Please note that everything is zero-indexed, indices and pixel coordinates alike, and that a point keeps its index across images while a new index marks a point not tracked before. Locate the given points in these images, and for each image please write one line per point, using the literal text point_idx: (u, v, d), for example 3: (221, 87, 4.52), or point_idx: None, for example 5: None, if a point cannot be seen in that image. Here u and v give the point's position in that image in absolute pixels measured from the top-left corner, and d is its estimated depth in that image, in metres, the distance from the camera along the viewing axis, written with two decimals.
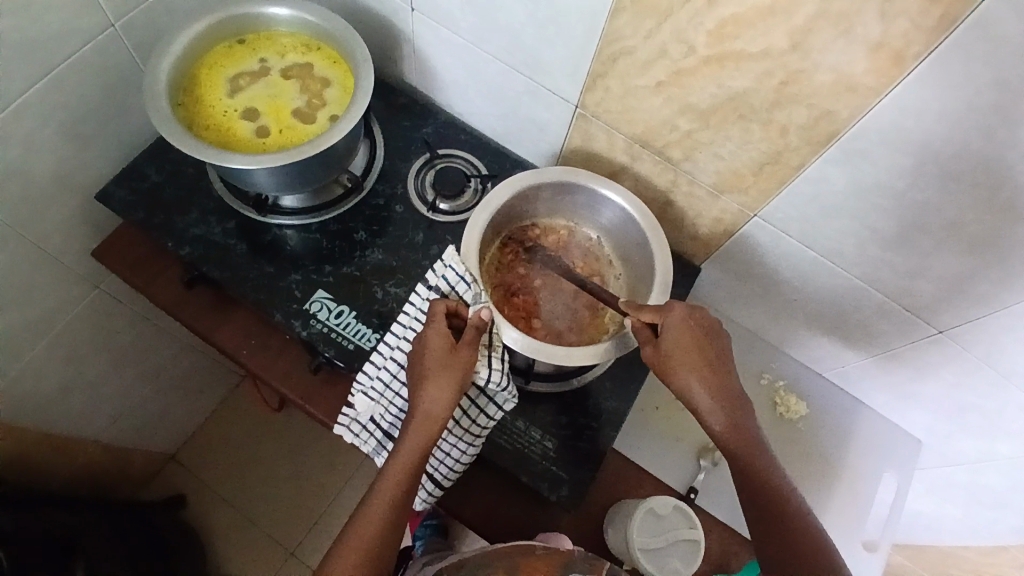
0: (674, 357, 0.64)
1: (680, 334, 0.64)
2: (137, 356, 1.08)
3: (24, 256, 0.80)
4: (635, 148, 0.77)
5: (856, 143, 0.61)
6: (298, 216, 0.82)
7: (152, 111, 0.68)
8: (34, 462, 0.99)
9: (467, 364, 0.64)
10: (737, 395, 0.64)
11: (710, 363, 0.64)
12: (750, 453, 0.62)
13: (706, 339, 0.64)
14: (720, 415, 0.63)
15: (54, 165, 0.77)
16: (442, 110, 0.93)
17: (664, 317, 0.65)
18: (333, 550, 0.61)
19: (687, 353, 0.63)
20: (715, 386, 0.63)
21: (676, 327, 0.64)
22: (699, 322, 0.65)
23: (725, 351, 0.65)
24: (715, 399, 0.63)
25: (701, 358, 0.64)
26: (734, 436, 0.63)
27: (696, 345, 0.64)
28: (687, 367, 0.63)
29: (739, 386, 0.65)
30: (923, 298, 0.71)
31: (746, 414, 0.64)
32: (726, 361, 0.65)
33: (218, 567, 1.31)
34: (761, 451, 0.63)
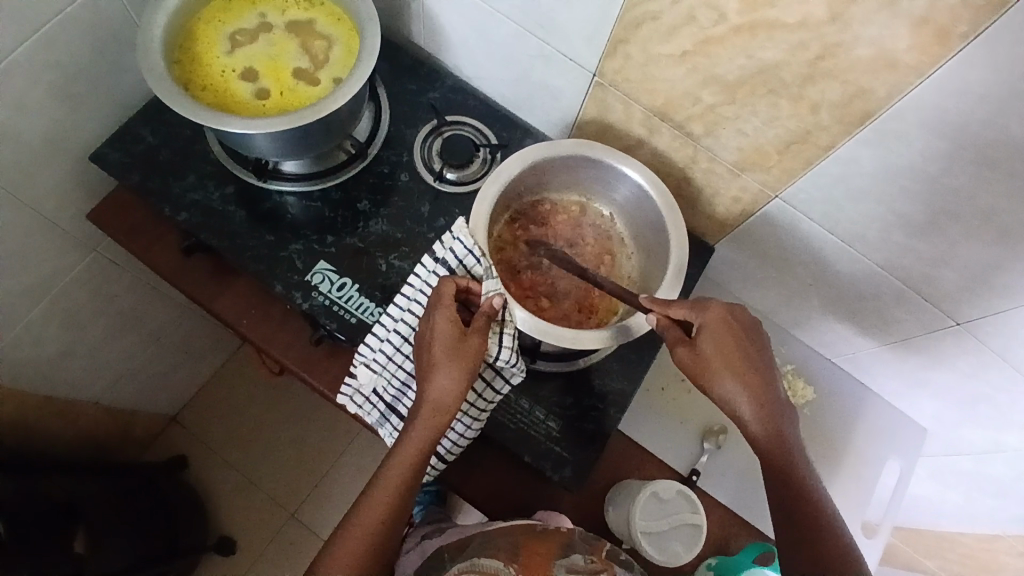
0: (712, 359, 0.61)
1: (718, 336, 0.62)
2: (136, 320, 1.07)
3: (18, 219, 0.77)
4: (653, 120, 0.73)
5: (891, 124, 0.57)
6: (299, 182, 0.79)
7: (146, 71, 0.64)
8: (35, 424, 0.99)
9: (477, 352, 0.62)
10: (778, 400, 0.62)
11: (752, 366, 0.61)
12: (784, 462, 0.61)
13: (746, 341, 0.62)
14: (760, 420, 0.61)
15: (46, 124, 0.74)
16: (450, 73, 0.88)
17: (703, 316, 0.62)
18: (337, 534, 0.62)
19: (726, 355, 0.61)
20: (756, 391, 0.61)
21: (715, 328, 0.62)
22: (738, 322, 0.62)
23: (766, 352, 0.63)
24: (755, 405, 0.61)
25: (740, 360, 0.61)
26: (772, 442, 0.61)
27: (735, 347, 0.61)
28: (726, 371, 0.61)
29: (782, 389, 0.63)
30: (945, 288, 0.69)
31: (787, 420, 0.62)
32: (767, 362, 0.63)
33: (220, 527, 1.32)
34: (798, 461, 0.61)
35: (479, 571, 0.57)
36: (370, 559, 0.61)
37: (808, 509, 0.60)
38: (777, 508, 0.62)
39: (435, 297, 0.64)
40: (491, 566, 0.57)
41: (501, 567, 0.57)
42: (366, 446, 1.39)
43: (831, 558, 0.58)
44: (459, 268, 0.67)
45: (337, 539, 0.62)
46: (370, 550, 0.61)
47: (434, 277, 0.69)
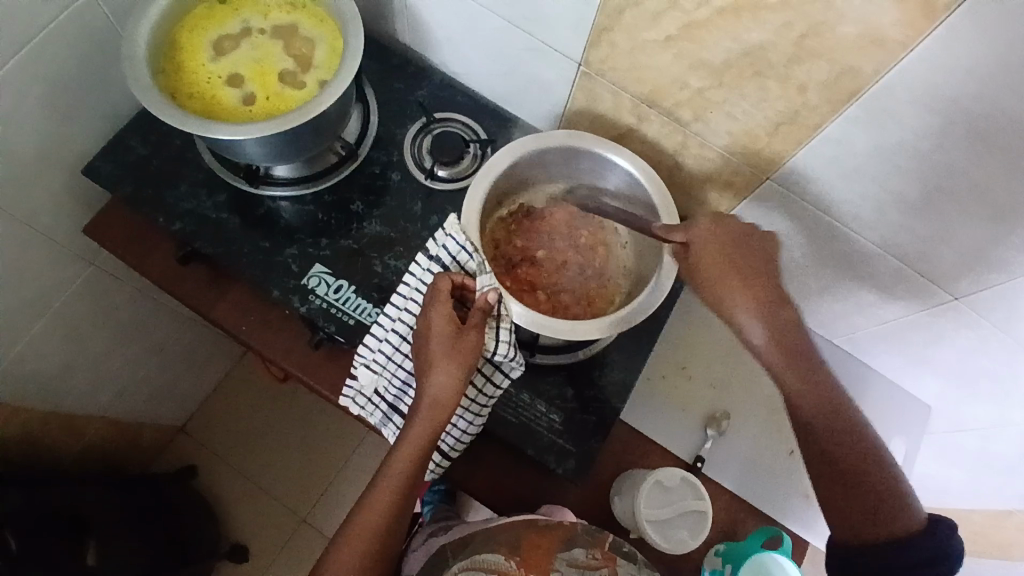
0: (704, 269, 0.62)
1: (710, 245, 0.62)
2: (138, 332, 1.07)
3: (14, 236, 0.78)
4: (642, 108, 0.73)
5: (880, 101, 0.57)
6: (291, 187, 0.79)
7: (132, 81, 0.64)
8: (42, 439, 0.99)
9: (474, 347, 0.63)
10: (785, 308, 0.61)
11: (747, 270, 0.61)
12: (792, 371, 0.59)
13: (743, 247, 0.62)
14: (758, 328, 0.60)
15: (36, 140, 0.74)
16: (438, 71, 0.88)
17: (693, 232, 0.63)
18: (340, 534, 0.62)
19: (722, 265, 0.61)
20: (757, 300, 0.61)
21: (706, 237, 0.63)
22: (731, 230, 0.63)
23: (773, 254, 0.62)
24: (756, 314, 0.60)
25: (735, 262, 0.61)
26: (775, 351, 0.60)
27: (729, 253, 0.62)
28: (723, 279, 0.61)
29: (785, 292, 0.61)
30: (943, 265, 0.68)
31: (792, 329, 0.60)
32: (772, 263, 0.62)
33: (232, 534, 1.33)
34: (806, 367, 0.60)
35: (481, 566, 0.59)
36: (374, 558, 0.61)
37: (829, 418, 0.59)
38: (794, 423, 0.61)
39: (431, 294, 0.64)
40: (494, 562, 0.59)
41: (503, 562, 0.59)
42: (374, 448, 1.40)
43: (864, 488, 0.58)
44: (452, 265, 0.67)
45: (340, 538, 0.62)
46: (374, 549, 0.61)
47: (429, 275, 0.69)
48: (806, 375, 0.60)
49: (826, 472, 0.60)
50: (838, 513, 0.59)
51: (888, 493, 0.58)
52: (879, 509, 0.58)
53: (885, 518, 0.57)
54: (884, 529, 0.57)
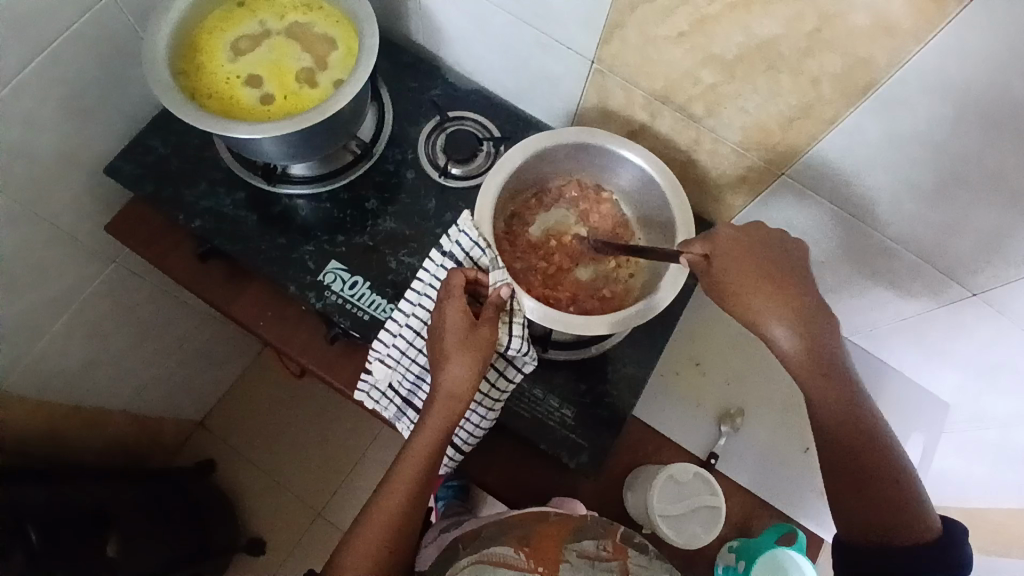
0: (733, 282, 0.59)
1: (735, 253, 0.60)
2: (158, 327, 1.10)
3: (39, 234, 0.80)
4: (655, 104, 0.73)
5: (895, 93, 0.56)
6: (307, 185, 0.81)
7: (154, 83, 0.66)
8: (65, 434, 1.02)
9: (488, 341, 0.63)
10: (817, 313, 0.59)
11: (778, 282, 0.59)
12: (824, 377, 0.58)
13: (771, 258, 0.60)
14: (790, 337, 0.58)
15: (60, 139, 0.76)
16: (451, 70, 0.89)
17: (713, 242, 0.61)
18: (356, 525, 0.63)
19: (751, 276, 0.59)
20: (785, 303, 0.58)
21: (730, 247, 0.60)
22: (756, 239, 0.61)
23: (798, 264, 0.60)
24: (789, 325, 0.58)
25: (761, 275, 0.59)
26: (806, 359, 0.58)
27: (757, 265, 0.59)
28: (751, 289, 0.59)
29: (819, 300, 0.59)
30: (960, 258, 0.68)
31: (825, 336, 0.58)
32: (801, 275, 0.60)
33: (249, 528, 1.35)
34: (837, 379, 0.58)
35: (488, 559, 0.57)
36: (390, 549, 0.62)
37: (850, 431, 0.58)
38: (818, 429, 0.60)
39: (444, 289, 0.65)
40: (501, 554, 0.57)
41: (511, 554, 0.57)
42: (389, 443, 1.41)
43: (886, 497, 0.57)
44: (465, 259, 0.68)
45: (357, 529, 0.63)
46: (391, 541, 0.62)
47: (443, 271, 0.69)
48: (834, 389, 0.58)
49: (851, 479, 0.59)
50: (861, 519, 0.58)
51: (910, 505, 0.57)
52: (906, 518, 0.57)
53: (914, 526, 0.56)
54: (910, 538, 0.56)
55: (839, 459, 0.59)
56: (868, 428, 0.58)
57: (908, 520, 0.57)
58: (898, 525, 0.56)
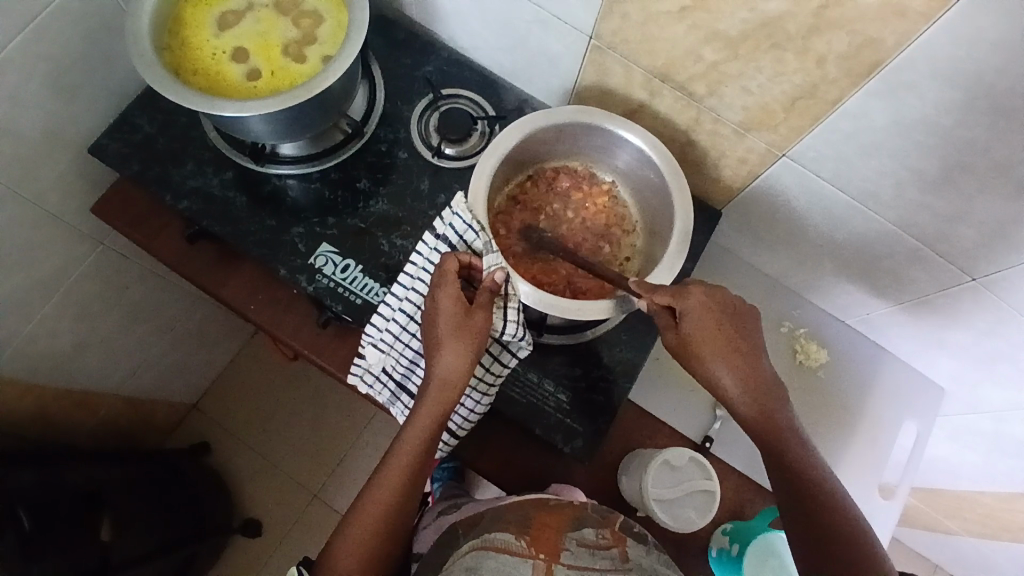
0: (698, 345, 0.61)
1: (703, 318, 0.61)
2: (149, 311, 1.08)
3: (23, 216, 0.78)
4: (654, 82, 0.71)
5: (902, 74, 0.55)
6: (297, 165, 0.79)
7: (136, 59, 0.63)
8: (57, 418, 1.01)
9: (481, 327, 0.62)
10: (765, 380, 0.62)
11: (735, 349, 0.61)
12: (778, 437, 0.61)
13: (733, 323, 0.62)
14: (744, 399, 0.61)
15: (42, 117, 0.73)
16: (445, 46, 0.86)
17: (684, 300, 0.62)
18: (351, 513, 0.63)
19: (713, 342, 0.61)
20: (739, 366, 0.61)
21: (699, 310, 0.62)
22: (724, 307, 0.62)
23: (750, 330, 0.63)
24: (744, 389, 0.61)
25: (724, 342, 0.61)
26: (762, 420, 0.61)
27: (722, 331, 0.61)
28: (714, 353, 0.61)
29: (769, 367, 0.63)
30: (961, 244, 0.67)
31: (778, 400, 0.62)
32: (754, 344, 0.63)
33: (245, 510, 1.36)
34: (793, 443, 0.61)
35: (489, 545, 0.56)
36: (384, 536, 0.62)
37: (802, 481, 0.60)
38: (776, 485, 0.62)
39: (438, 273, 0.63)
40: (502, 540, 0.56)
41: (512, 541, 0.56)
42: (383, 426, 1.41)
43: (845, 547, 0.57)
44: (459, 243, 0.66)
45: (351, 518, 0.62)
46: (385, 528, 0.62)
47: (436, 254, 0.68)
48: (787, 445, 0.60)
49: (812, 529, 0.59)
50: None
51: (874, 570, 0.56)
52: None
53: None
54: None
55: (802, 529, 0.59)
56: (826, 491, 0.59)
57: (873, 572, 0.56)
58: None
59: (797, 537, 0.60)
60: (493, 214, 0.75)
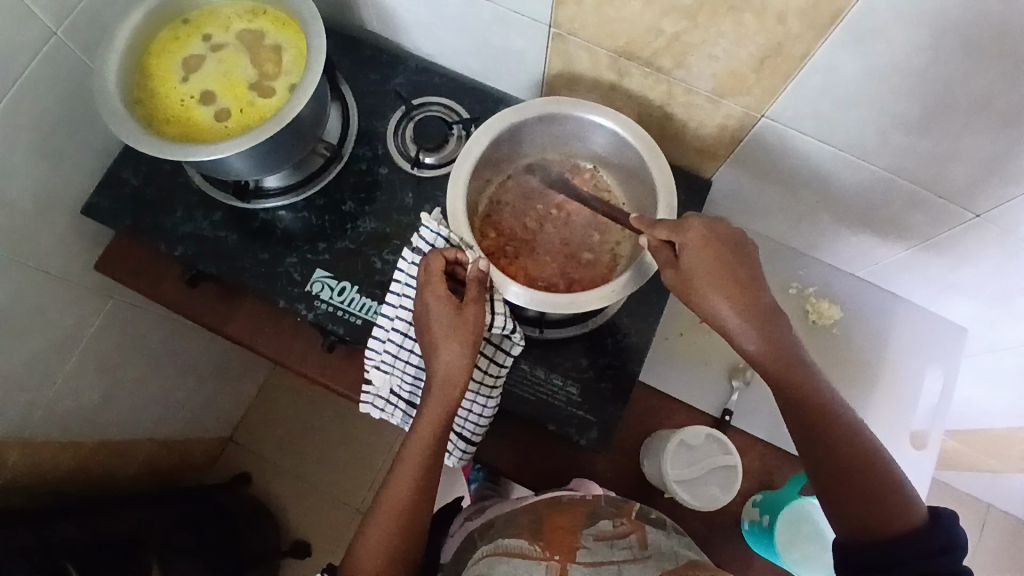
0: (697, 280, 0.60)
1: (702, 253, 0.60)
2: (169, 354, 1.11)
3: (32, 284, 0.80)
4: (620, 62, 0.70)
5: (867, 21, 0.53)
6: (283, 196, 0.79)
7: (107, 118, 0.64)
8: (94, 470, 1.04)
9: (476, 319, 0.63)
10: (771, 312, 0.60)
11: (736, 281, 0.60)
12: (789, 371, 0.59)
13: (734, 256, 0.60)
14: (750, 334, 0.59)
15: (33, 186, 0.75)
16: (411, 55, 0.86)
17: (684, 236, 0.61)
18: (369, 519, 0.64)
19: (714, 278, 0.60)
20: (739, 300, 0.59)
21: (698, 244, 0.60)
22: (723, 240, 0.61)
23: (754, 261, 0.61)
24: (748, 323, 0.59)
25: (723, 275, 0.60)
26: (770, 356, 0.59)
27: (721, 263, 0.60)
28: (713, 287, 0.59)
29: (771, 299, 0.61)
30: (958, 182, 0.64)
31: (784, 332, 0.60)
32: (755, 276, 0.61)
33: (292, 532, 1.39)
34: (805, 375, 0.59)
35: (503, 551, 0.56)
36: (404, 536, 0.63)
37: (820, 408, 0.59)
38: (788, 413, 0.61)
39: (423, 277, 0.64)
40: (515, 545, 0.56)
41: (525, 545, 0.56)
42: None
43: (863, 476, 0.58)
44: None
45: (369, 521, 0.63)
46: (403, 530, 0.63)
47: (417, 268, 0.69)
48: (798, 377, 0.59)
49: (830, 459, 0.59)
50: (845, 508, 0.58)
51: (897, 499, 0.57)
52: (889, 502, 0.57)
53: (895, 514, 0.56)
54: (895, 516, 0.56)
55: (823, 458, 0.59)
56: (841, 419, 0.59)
57: (891, 501, 0.57)
58: (886, 511, 0.56)
59: (817, 467, 0.60)
60: (477, 217, 0.75)
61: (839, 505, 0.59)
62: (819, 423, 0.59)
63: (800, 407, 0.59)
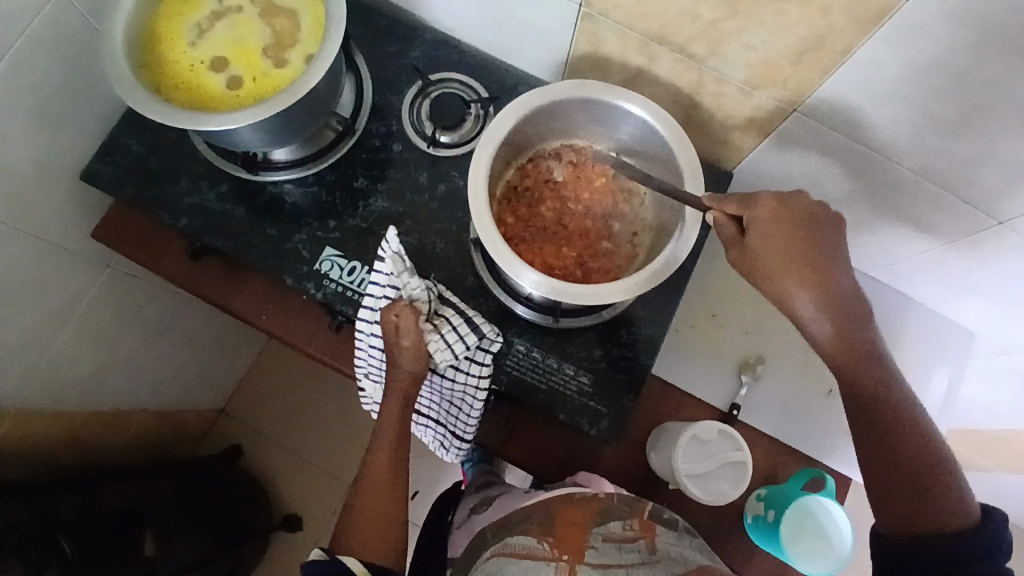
0: (765, 256, 0.59)
1: (771, 228, 0.59)
2: (164, 328, 1.08)
3: (28, 251, 0.77)
4: (651, 47, 0.68)
5: (915, 19, 0.51)
6: (293, 169, 0.76)
7: (114, 82, 0.61)
8: (85, 442, 1.02)
9: (412, 351, 0.66)
10: (845, 296, 0.59)
11: (808, 260, 0.58)
12: (855, 357, 0.58)
13: (808, 233, 0.59)
14: (821, 320, 0.59)
15: (31, 151, 0.72)
16: (429, 27, 0.83)
17: (751, 211, 0.59)
18: (353, 506, 0.70)
19: (786, 256, 0.59)
20: (811, 281, 0.58)
21: (767, 220, 0.59)
22: (799, 216, 0.59)
23: (834, 241, 0.60)
24: (819, 304, 0.58)
25: (794, 253, 0.58)
26: (838, 341, 0.58)
27: (792, 240, 0.58)
28: (781, 265, 0.58)
29: (848, 283, 0.59)
30: (984, 187, 0.64)
31: (857, 316, 0.59)
32: (832, 256, 0.59)
33: (285, 507, 1.38)
34: (871, 367, 0.59)
35: (512, 551, 0.56)
36: (382, 524, 0.68)
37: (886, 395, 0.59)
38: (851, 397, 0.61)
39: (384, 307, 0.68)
40: (524, 546, 0.56)
41: (534, 545, 0.56)
42: None
43: (919, 468, 0.58)
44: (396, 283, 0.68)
45: (353, 512, 0.69)
46: (380, 520, 0.68)
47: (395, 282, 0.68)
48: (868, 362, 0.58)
49: (885, 448, 0.59)
50: (895, 502, 0.58)
51: (951, 498, 0.56)
52: (944, 500, 0.56)
53: (951, 513, 0.56)
54: (944, 513, 0.56)
55: (881, 443, 0.59)
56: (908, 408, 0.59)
57: (943, 497, 0.56)
58: (934, 507, 0.56)
59: (870, 453, 0.60)
60: (496, 200, 0.73)
61: (887, 494, 0.59)
62: (880, 414, 0.59)
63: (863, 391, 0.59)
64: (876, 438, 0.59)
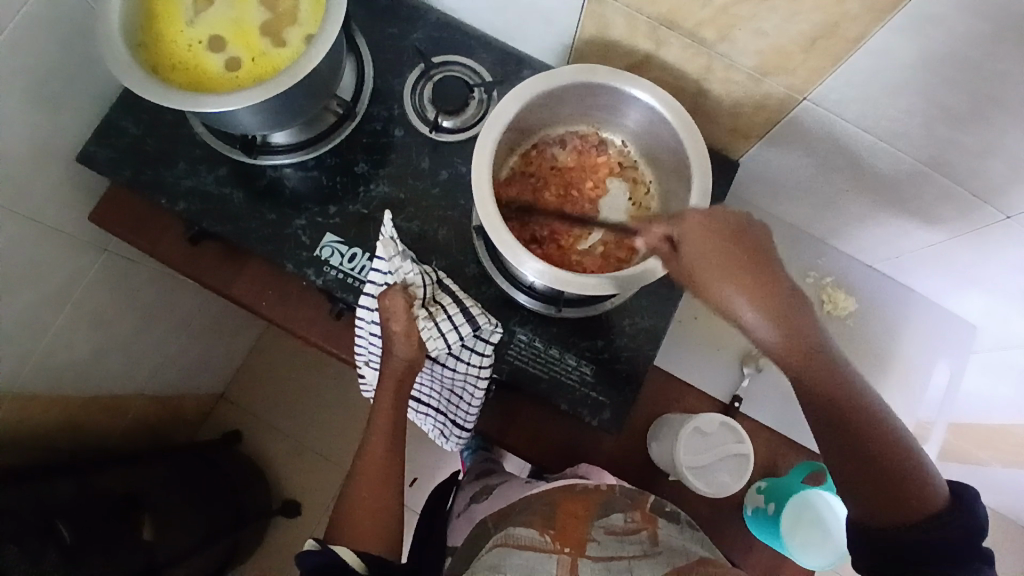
0: (702, 271, 0.53)
1: (699, 240, 0.54)
2: (160, 313, 1.07)
3: (23, 235, 0.76)
4: (660, 31, 0.66)
5: (932, 6, 0.49)
6: (293, 153, 0.75)
7: (109, 61, 0.59)
8: (81, 426, 1.02)
9: (404, 338, 0.64)
10: (788, 296, 0.52)
11: (746, 263, 0.52)
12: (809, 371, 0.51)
13: (738, 238, 0.53)
14: (766, 330, 0.51)
15: (25, 132, 0.70)
16: (432, 8, 0.81)
17: (680, 226, 0.56)
18: (348, 498, 0.69)
19: (717, 264, 0.53)
20: (750, 288, 0.51)
21: (694, 234, 0.54)
22: (716, 218, 0.54)
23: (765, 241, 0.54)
24: (760, 313, 0.51)
25: (730, 259, 0.52)
26: (785, 350, 0.51)
27: (722, 249, 0.53)
28: (720, 277, 0.52)
29: (789, 283, 0.52)
30: (995, 180, 0.63)
31: (806, 320, 0.51)
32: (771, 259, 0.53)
33: (283, 493, 1.39)
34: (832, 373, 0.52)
35: (514, 543, 0.55)
36: (379, 516, 0.68)
37: (840, 411, 0.52)
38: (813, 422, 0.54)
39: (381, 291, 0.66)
40: (526, 538, 0.55)
41: (536, 537, 0.55)
42: None
43: (890, 484, 0.52)
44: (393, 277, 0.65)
45: (348, 505, 0.69)
46: (376, 511, 0.68)
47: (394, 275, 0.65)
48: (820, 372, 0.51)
49: (849, 468, 0.53)
50: (862, 499, 0.54)
51: (925, 503, 0.51)
52: (913, 488, 0.52)
53: (922, 507, 0.51)
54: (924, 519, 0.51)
55: (843, 467, 0.54)
56: (861, 423, 0.52)
57: (921, 503, 0.51)
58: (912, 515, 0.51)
59: (843, 482, 0.54)
60: (499, 187, 0.72)
61: (868, 517, 0.53)
62: (841, 433, 0.52)
63: (824, 413, 0.53)
64: (842, 461, 0.54)
